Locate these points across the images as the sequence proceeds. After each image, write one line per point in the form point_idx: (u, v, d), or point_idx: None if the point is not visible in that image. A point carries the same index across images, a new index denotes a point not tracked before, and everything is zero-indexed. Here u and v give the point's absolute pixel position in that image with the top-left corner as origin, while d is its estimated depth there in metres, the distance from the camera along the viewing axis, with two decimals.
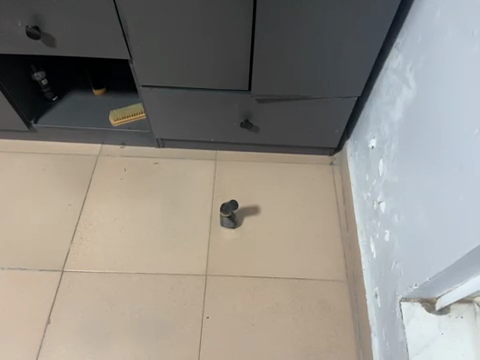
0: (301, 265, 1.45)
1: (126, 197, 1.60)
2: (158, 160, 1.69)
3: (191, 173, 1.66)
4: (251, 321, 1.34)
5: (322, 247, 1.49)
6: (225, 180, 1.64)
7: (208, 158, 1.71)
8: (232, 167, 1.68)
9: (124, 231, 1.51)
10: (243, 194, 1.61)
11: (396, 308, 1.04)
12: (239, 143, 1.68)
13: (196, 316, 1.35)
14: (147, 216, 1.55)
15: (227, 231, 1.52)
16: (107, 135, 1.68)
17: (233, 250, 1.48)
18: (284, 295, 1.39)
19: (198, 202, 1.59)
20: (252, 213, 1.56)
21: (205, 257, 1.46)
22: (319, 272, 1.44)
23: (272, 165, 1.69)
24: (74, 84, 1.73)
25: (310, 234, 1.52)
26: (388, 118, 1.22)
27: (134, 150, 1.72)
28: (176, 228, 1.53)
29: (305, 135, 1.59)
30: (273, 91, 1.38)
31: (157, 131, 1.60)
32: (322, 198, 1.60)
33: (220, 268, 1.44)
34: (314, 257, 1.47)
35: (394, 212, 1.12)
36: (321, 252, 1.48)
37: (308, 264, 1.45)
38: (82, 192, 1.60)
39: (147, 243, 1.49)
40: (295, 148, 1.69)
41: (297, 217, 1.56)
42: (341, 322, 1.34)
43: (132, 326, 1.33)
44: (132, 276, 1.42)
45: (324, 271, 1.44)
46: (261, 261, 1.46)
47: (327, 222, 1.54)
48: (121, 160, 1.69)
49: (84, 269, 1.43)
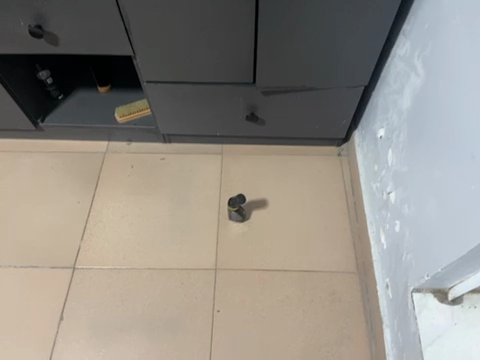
0: (310, 258, 1.44)
1: (134, 193, 1.60)
2: (164, 156, 1.69)
3: (197, 168, 1.66)
4: (261, 314, 1.35)
5: (331, 239, 1.48)
6: (232, 174, 1.64)
7: (215, 152, 1.70)
8: (238, 161, 1.67)
9: (132, 228, 1.52)
10: (250, 187, 1.60)
11: (408, 299, 1.03)
12: (245, 136, 1.67)
13: (206, 309, 1.36)
14: (155, 212, 1.56)
15: (235, 225, 1.52)
16: (113, 132, 1.68)
17: (241, 244, 1.48)
18: (294, 288, 1.39)
19: (205, 197, 1.59)
20: (260, 207, 1.55)
21: (214, 252, 1.47)
22: (329, 264, 1.43)
23: (279, 158, 1.68)
24: (79, 81, 1.73)
25: (319, 226, 1.51)
26: (396, 107, 1.19)
27: (140, 146, 1.72)
28: (185, 223, 1.53)
29: (311, 126, 1.57)
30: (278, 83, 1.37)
31: (162, 126, 1.60)
32: (330, 189, 1.59)
33: (228, 262, 1.45)
34: (324, 250, 1.46)
35: (404, 202, 1.10)
36: (330, 243, 1.47)
37: (318, 256, 1.45)
38: (90, 189, 1.61)
39: (156, 238, 1.50)
40: (302, 140, 1.67)
41: (305, 209, 1.55)
42: (352, 313, 1.33)
43: (144, 320, 1.35)
44: (142, 272, 1.43)
45: (334, 263, 1.43)
46: (270, 254, 1.46)
47: (336, 214, 1.53)
48: (128, 157, 1.70)
49: (95, 266, 1.45)
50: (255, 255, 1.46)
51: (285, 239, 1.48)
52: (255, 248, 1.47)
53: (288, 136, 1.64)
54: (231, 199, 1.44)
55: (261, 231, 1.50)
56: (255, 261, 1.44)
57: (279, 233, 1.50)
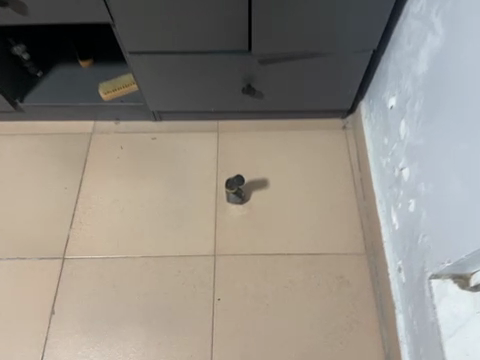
0: (315, 240, 1.35)
1: (125, 176, 1.49)
2: (155, 135, 1.57)
3: (191, 147, 1.54)
4: (265, 302, 1.27)
5: (336, 219, 1.38)
6: (229, 152, 1.52)
7: (210, 129, 1.58)
8: (235, 138, 1.55)
9: (124, 214, 1.42)
10: (249, 166, 1.49)
11: (426, 285, 0.95)
12: (242, 111, 1.54)
13: (206, 298, 1.28)
14: (148, 196, 1.45)
15: (234, 207, 1.42)
16: (98, 111, 1.55)
17: (241, 228, 1.38)
18: (299, 273, 1.30)
19: (201, 179, 1.48)
20: (260, 187, 1.45)
21: (213, 237, 1.37)
22: (335, 246, 1.34)
23: (279, 133, 1.56)
24: (59, 56, 1.59)
25: (324, 206, 1.41)
26: (411, 73, 1.06)
27: (129, 125, 1.59)
28: (180, 207, 1.43)
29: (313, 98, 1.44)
30: (276, 49, 1.23)
31: (151, 103, 1.47)
32: (335, 166, 1.48)
33: (228, 247, 1.35)
34: (329, 231, 1.36)
35: (420, 180, 1.00)
36: (337, 224, 1.37)
37: (324, 238, 1.35)
38: (77, 174, 1.50)
39: (150, 224, 1.40)
40: (303, 113, 1.55)
41: (308, 188, 1.44)
42: (361, 297, 1.25)
43: (140, 312, 1.27)
44: (136, 260, 1.34)
45: (341, 245, 1.34)
46: (273, 237, 1.36)
47: (342, 192, 1.43)
48: (117, 137, 1.57)
49: (86, 256, 1.36)
50: (257, 239, 1.36)
51: (288, 221, 1.39)
52: (257, 231, 1.37)
53: (289, 109, 1.51)
54: (229, 180, 1.34)
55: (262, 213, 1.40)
56: (256, 246, 1.35)
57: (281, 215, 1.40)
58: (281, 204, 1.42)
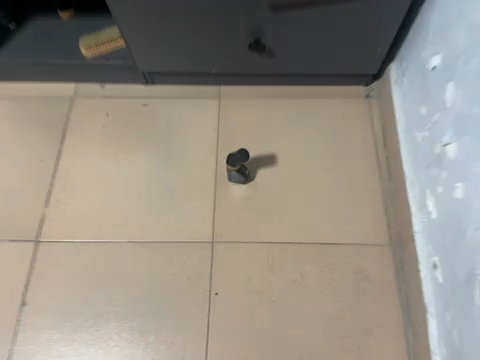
0: (331, 227, 1.16)
1: (110, 148, 1.28)
2: (147, 101, 1.35)
3: (188, 116, 1.33)
4: (270, 297, 1.08)
5: (356, 204, 1.18)
6: (232, 123, 1.31)
7: (210, 95, 1.35)
8: (240, 107, 1.33)
9: (109, 192, 1.23)
10: (255, 140, 1.28)
11: (476, 291, 0.76)
12: (248, 74, 1.31)
13: (202, 292, 1.10)
14: (136, 172, 1.25)
15: (237, 187, 1.22)
16: (80, 71, 1.33)
17: (244, 210, 1.19)
18: (310, 265, 1.11)
19: (199, 153, 1.27)
20: (267, 164, 1.24)
21: (211, 220, 1.18)
22: (354, 235, 1.14)
23: (291, 102, 1.34)
24: (35, 5, 1.35)
25: (341, 187, 1.20)
26: (464, 21, 0.83)
27: (117, 89, 1.37)
28: (174, 185, 1.23)
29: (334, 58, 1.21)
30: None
31: (142, 62, 1.24)
32: (355, 141, 1.27)
33: (228, 233, 1.16)
34: (347, 217, 1.16)
35: (472, 158, 0.79)
36: (356, 209, 1.17)
37: (341, 225, 1.16)
38: (55, 144, 1.29)
39: (138, 204, 1.21)
40: (320, 78, 1.32)
41: (324, 166, 1.23)
42: (384, 295, 1.07)
43: (124, 305, 1.09)
44: (122, 246, 1.16)
45: (361, 233, 1.14)
46: (281, 222, 1.17)
47: (363, 172, 1.22)
48: (102, 102, 1.36)
49: (64, 239, 1.17)
50: (262, 224, 1.17)
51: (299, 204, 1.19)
52: (262, 215, 1.18)
53: (304, 72, 1.28)
54: (230, 155, 1.13)
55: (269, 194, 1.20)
56: (262, 232, 1.16)
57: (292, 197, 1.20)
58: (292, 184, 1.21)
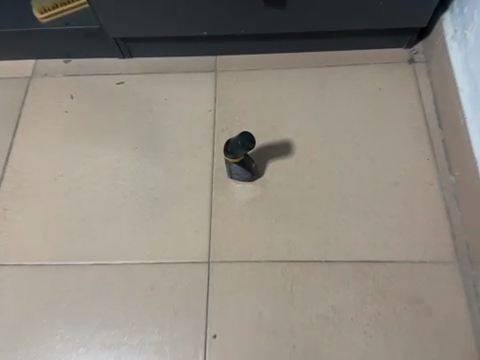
0: (373, 239, 0.84)
1: (76, 140, 0.99)
2: (123, 78, 1.04)
3: (176, 96, 1.02)
4: (292, 340, 0.78)
5: (406, 206, 0.87)
6: (234, 103, 1.00)
7: (204, 68, 1.04)
8: (243, 82, 1.02)
9: (72, 197, 0.93)
10: (264, 124, 0.97)
11: None
12: (254, 37, 0.99)
13: (196, 334, 0.80)
14: (110, 169, 0.95)
15: (241, 186, 0.91)
16: (36, 43, 1.03)
17: (253, 219, 0.88)
18: (346, 293, 0.80)
19: (191, 143, 0.96)
20: (281, 155, 0.93)
21: (208, 233, 0.87)
22: (405, 249, 0.83)
23: (310, 73, 1.02)
24: None
25: (383, 184, 0.89)
26: None
27: (85, 65, 1.07)
28: (158, 186, 0.93)
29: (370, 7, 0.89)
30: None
31: (113, 25, 0.94)
32: (398, 122, 0.95)
33: (230, 250, 0.85)
34: (394, 224, 0.85)
35: None
36: (406, 213, 0.86)
37: (386, 236, 0.84)
38: (6, 137, 1.00)
39: (111, 213, 0.91)
40: (349, 38, 1.00)
41: (358, 155, 0.92)
42: (452, 336, 0.77)
43: (90, 353, 0.80)
44: (88, 270, 0.86)
45: (415, 247, 0.83)
46: (303, 234, 0.85)
47: (412, 163, 0.90)
48: (66, 82, 1.06)
49: (12, 262, 0.88)
50: (277, 237, 0.86)
51: (327, 208, 0.87)
52: (277, 224, 0.87)
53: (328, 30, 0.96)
54: (230, 141, 0.82)
55: (285, 195, 0.89)
56: (276, 248, 0.85)
57: (316, 198, 0.88)
58: (315, 181, 0.90)
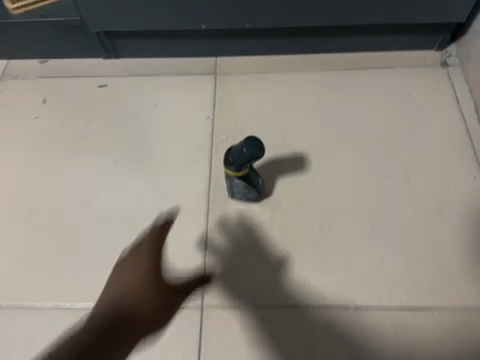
0: (408, 278, 0.68)
1: (47, 154, 0.82)
2: (106, 81, 0.89)
3: (168, 101, 0.86)
4: None
5: (448, 236, 0.70)
6: (236, 110, 0.84)
7: (202, 71, 0.89)
8: (247, 86, 0.86)
9: (39, 224, 0.76)
10: (273, 135, 0.81)
11: None
12: (263, 33, 0.84)
13: None
14: (85, 189, 0.78)
15: (244, 212, 0.74)
16: (5, 40, 0.87)
17: (258, 251, 0.71)
18: (374, 346, 0.64)
19: (185, 157, 0.80)
20: (293, 171, 0.77)
21: (202, 272, 0.70)
22: (448, 291, 0.67)
23: (327, 76, 0.86)
24: None
25: (419, 209, 0.72)
26: None
27: (62, 66, 0.91)
28: (142, 210, 0.75)
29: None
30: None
31: (94, 18, 0.79)
32: (435, 134, 0.79)
33: (230, 289, 0.69)
34: (433, 260, 0.69)
35: None
36: (449, 246, 0.69)
37: (424, 280, 0.68)
38: None
39: (83, 244, 0.74)
40: (375, 37, 0.84)
41: (387, 174, 0.76)
42: None
43: None
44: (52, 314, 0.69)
45: (461, 288, 0.67)
46: (322, 277, 0.68)
47: (453, 185, 0.74)
48: (39, 85, 0.89)
49: None
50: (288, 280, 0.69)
51: (352, 243, 0.70)
52: (289, 263, 0.70)
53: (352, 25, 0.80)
54: (233, 148, 0.65)
55: (299, 226, 0.72)
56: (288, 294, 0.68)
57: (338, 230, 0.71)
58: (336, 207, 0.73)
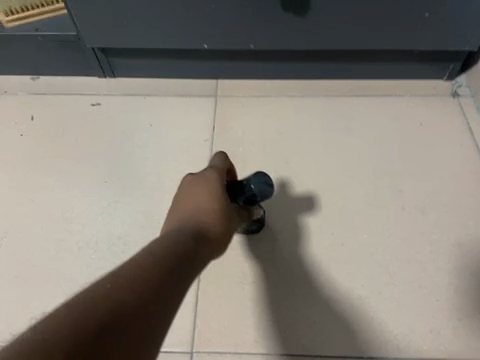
0: (418, 323, 0.62)
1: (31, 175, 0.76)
2: (100, 100, 0.84)
3: (164, 122, 0.81)
4: None
5: (463, 278, 0.65)
6: (237, 134, 0.79)
7: (202, 92, 0.84)
8: (249, 109, 0.82)
9: (17, 251, 0.70)
10: (277, 163, 0.75)
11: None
12: (267, 55, 0.80)
13: None
14: (71, 214, 0.72)
15: (244, 242, 0.68)
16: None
17: (258, 287, 0.65)
18: None
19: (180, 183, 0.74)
20: (299, 203, 0.71)
21: (194, 310, 0.64)
22: (462, 338, 0.61)
23: (333, 102, 0.82)
24: None
25: (432, 247, 0.67)
26: None
27: (55, 82, 0.86)
28: (132, 238, 0.70)
29: (420, 20, 0.70)
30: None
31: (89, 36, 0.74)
32: (448, 167, 0.74)
33: (226, 330, 0.62)
34: (446, 303, 0.64)
35: None
36: (463, 287, 0.64)
37: (439, 327, 0.62)
38: None
39: (65, 274, 0.67)
40: (384, 64, 0.81)
41: (398, 207, 0.71)
42: None
43: None
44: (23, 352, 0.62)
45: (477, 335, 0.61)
46: (326, 320, 0.63)
47: (468, 222, 0.69)
48: (29, 102, 0.84)
49: None
50: (288, 322, 0.63)
51: (357, 283, 0.65)
52: (290, 303, 0.64)
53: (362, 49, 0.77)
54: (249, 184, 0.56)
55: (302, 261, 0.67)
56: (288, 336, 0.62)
57: (343, 267, 0.66)
58: (343, 242, 0.68)
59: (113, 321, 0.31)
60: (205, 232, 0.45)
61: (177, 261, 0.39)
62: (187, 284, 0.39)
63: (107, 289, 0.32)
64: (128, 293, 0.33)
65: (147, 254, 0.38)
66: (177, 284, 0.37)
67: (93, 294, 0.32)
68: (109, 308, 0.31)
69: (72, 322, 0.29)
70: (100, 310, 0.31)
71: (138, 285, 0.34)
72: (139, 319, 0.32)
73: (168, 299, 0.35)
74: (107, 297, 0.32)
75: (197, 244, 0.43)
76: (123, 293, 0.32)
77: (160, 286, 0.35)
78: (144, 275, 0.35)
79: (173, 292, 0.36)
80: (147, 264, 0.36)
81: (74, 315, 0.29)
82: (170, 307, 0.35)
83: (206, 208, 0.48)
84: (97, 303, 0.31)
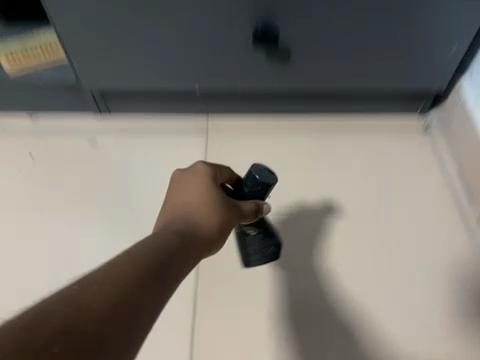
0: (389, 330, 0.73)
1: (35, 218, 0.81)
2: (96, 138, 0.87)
3: (159, 160, 0.85)
4: None
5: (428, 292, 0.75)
6: (227, 166, 0.84)
7: (193, 129, 0.89)
8: (238, 145, 0.87)
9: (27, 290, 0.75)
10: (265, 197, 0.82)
11: None
12: (251, 95, 0.86)
13: None
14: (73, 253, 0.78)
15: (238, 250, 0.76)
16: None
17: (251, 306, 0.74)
18: None
19: None
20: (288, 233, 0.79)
21: (194, 328, 0.73)
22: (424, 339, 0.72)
23: (317, 137, 0.88)
24: None
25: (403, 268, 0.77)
26: None
27: (51, 121, 0.88)
28: None
29: (388, 61, 0.77)
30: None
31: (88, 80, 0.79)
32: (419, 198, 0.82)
33: (224, 342, 0.72)
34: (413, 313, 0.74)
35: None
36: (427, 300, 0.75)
37: (406, 334, 0.72)
38: None
39: None
40: (362, 102, 0.88)
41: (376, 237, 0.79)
42: None
43: None
44: None
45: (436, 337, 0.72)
46: (311, 330, 0.73)
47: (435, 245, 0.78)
48: (26, 142, 0.87)
49: None
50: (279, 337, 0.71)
51: (337, 301, 0.75)
52: (279, 317, 0.74)
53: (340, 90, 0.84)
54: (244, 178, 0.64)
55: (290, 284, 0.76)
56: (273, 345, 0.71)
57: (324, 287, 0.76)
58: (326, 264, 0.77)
59: (80, 326, 0.34)
60: (187, 241, 0.48)
61: (153, 271, 0.42)
62: (163, 293, 0.41)
63: (78, 296, 0.36)
64: (99, 302, 0.36)
65: (126, 264, 0.41)
66: (152, 293, 0.40)
67: (63, 300, 0.35)
68: (76, 315, 0.34)
69: (38, 325, 0.32)
70: (67, 316, 0.34)
71: (108, 295, 0.37)
72: (106, 324, 0.35)
73: (139, 307, 0.38)
74: (76, 304, 0.35)
75: (177, 250, 0.46)
76: (93, 300, 0.36)
77: (132, 294, 0.38)
78: (117, 284, 0.38)
79: (147, 300, 0.39)
80: (123, 273, 0.39)
81: (43, 318, 0.33)
82: (141, 315, 0.38)
83: (192, 216, 0.52)
84: (65, 309, 0.34)
